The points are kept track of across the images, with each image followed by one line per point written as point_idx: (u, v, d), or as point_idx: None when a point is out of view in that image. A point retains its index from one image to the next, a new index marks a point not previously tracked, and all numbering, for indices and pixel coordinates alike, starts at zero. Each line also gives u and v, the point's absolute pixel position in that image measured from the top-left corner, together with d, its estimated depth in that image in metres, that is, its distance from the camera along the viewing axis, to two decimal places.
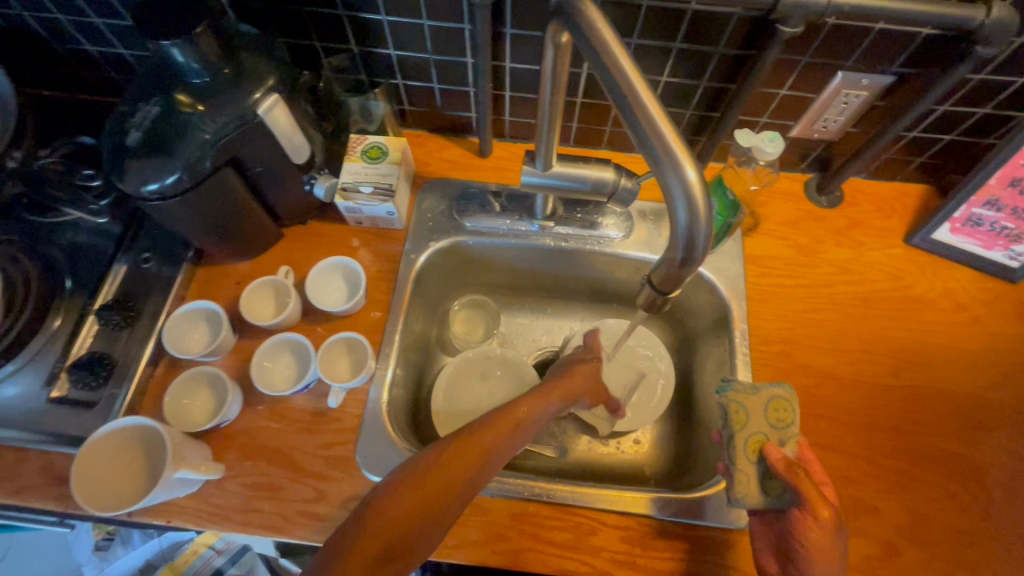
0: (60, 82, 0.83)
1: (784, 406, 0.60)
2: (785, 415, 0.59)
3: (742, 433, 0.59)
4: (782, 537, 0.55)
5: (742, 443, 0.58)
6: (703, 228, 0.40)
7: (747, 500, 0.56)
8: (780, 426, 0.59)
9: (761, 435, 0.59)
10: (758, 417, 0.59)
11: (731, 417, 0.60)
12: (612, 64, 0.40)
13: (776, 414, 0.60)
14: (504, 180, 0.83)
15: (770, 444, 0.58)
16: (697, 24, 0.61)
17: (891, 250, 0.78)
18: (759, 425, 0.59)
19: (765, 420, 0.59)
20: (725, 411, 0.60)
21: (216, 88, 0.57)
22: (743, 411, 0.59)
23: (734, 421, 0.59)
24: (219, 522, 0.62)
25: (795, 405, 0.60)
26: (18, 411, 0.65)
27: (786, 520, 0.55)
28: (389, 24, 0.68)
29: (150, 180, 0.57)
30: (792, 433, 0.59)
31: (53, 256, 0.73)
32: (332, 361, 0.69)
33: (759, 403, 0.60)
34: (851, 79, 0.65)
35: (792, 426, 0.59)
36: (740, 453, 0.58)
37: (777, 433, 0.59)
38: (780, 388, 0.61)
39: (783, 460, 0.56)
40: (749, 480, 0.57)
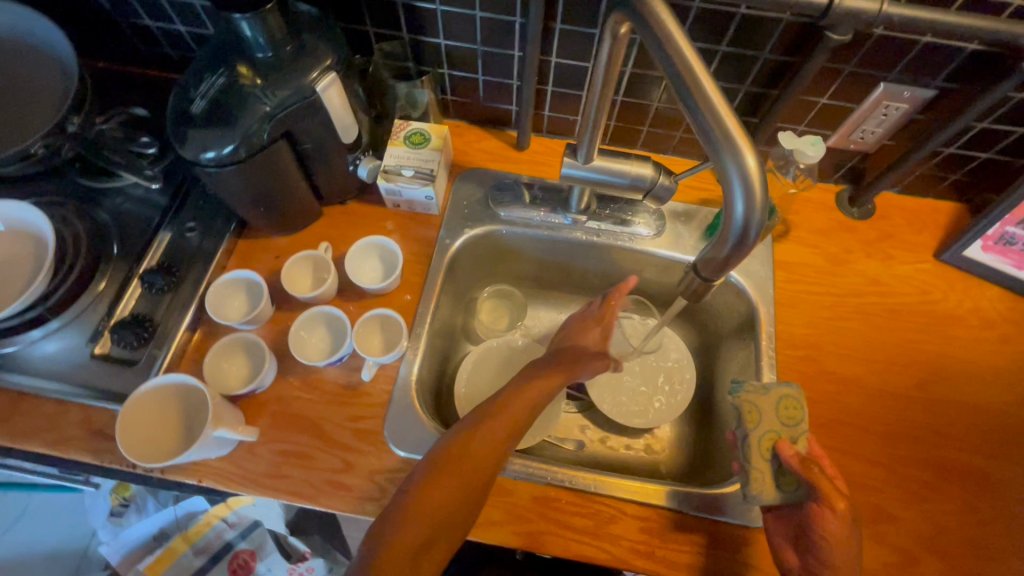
0: (118, 55, 0.87)
1: (794, 404, 0.60)
2: (795, 412, 0.60)
3: (755, 432, 0.59)
4: (799, 531, 0.56)
5: (755, 443, 0.59)
6: (759, 215, 0.41)
7: (763, 497, 0.57)
8: (791, 424, 0.59)
9: (773, 433, 0.59)
10: (768, 416, 0.60)
11: (743, 417, 0.60)
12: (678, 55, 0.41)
13: (786, 412, 0.60)
14: (539, 173, 0.84)
15: (783, 441, 0.58)
16: (745, 27, 0.62)
17: (921, 264, 0.78)
18: (771, 424, 0.59)
19: (776, 419, 0.59)
20: (737, 410, 0.61)
21: (278, 64, 0.59)
22: (755, 410, 0.60)
23: (747, 420, 0.60)
24: (248, 485, 0.63)
25: (804, 403, 0.60)
26: (62, 366, 0.67)
27: (803, 515, 0.56)
28: (441, 13, 0.70)
29: (209, 147, 0.59)
30: (801, 429, 0.59)
31: (102, 219, 0.76)
32: (366, 337, 0.71)
33: (771, 402, 0.60)
34: (893, 91, 0.66)
35: (801, 423, 0.59)
36: (754, 452, 0.58)
37: (789, 431, 0.59)
38: (789, 387, 0.61)
39: (797, 457, 0.57)
40: (764, 477, 0.57)
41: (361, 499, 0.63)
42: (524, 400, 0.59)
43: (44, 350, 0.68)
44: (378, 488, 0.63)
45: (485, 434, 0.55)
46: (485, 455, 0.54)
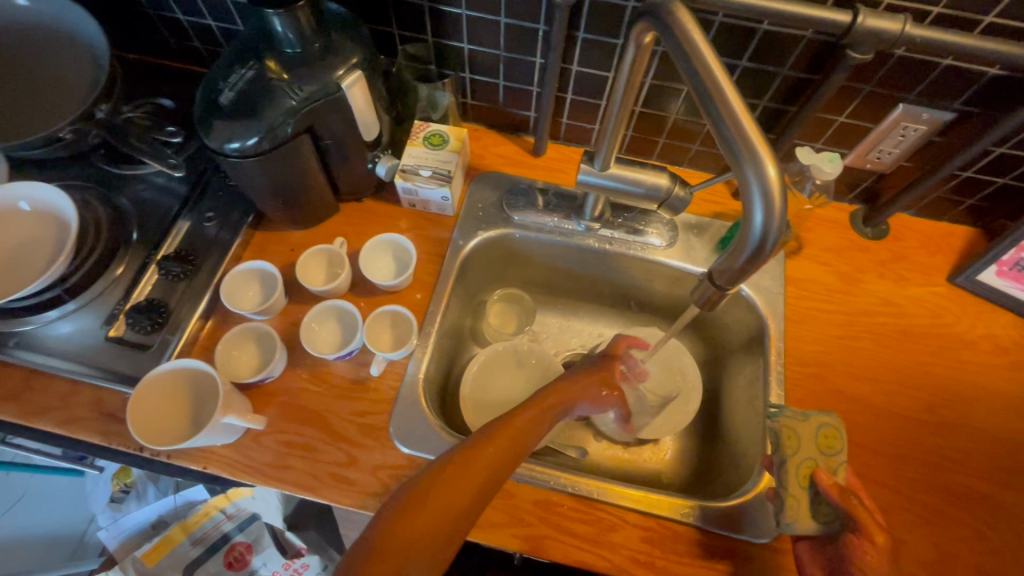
0: (149, 47, 0.89)
1: (833, 434, 0.60)
2: (833, 442, 0.59)
3: (794, 458, 0.58)
4: (832, 563, 0.55)
5: (792, 469, 0.58)
6: (777, 227, 0.41)
7: (797, 525, 0.56)
8: (828, 453, 0.59)
9: (811, 460, 0.58)
10: (807, 442, 0.59)
11: (781, 440, 0.60)
12: (702, 66, 0.42)
13: (825, 441, 0.59)
14: (555, 180, 0.85)
15: (821, 470, 0.58)
16: (767, 43, 0.63)
17: (934, 287, 0.78)
18: (808, 450, 0.59)
19: (815, 447, 0.59)
20: (775, 434, 0.60)
21: (305, 60, 0.61)
22: (794, 435, 0.60)
23: (784, 444, 0.59)
24: (252, 474, 0.63)
25: (843, 432, 0.60)
26: (76, 347, 0.68)
27: (839, 545, 0.54)
28: (466, 19, 0.71)
29: (234, 138, 0.60)
30: (840, 460, 0.59)
31: (123, 205, 0.77)
32: (375, 333, 0.71)
33: (810, 430, 0.60)
34: (912, 113, 0.66)
35: (840, 454, 0.59)
36: (791, 478, 0.58)
37: (826, 460, 0.59)
38: (829, 416, 0.61)
39: (835, 486, 0.56)
40: (799, 505, 0.57)
41: (364, 494, 0.63)
42: (508, 434, 0.57)
43: (59, 331, 0.69)
44: (381, 483, 0.63)
45: (474, 461, 0.53)
46: (464, 490, 0.52)
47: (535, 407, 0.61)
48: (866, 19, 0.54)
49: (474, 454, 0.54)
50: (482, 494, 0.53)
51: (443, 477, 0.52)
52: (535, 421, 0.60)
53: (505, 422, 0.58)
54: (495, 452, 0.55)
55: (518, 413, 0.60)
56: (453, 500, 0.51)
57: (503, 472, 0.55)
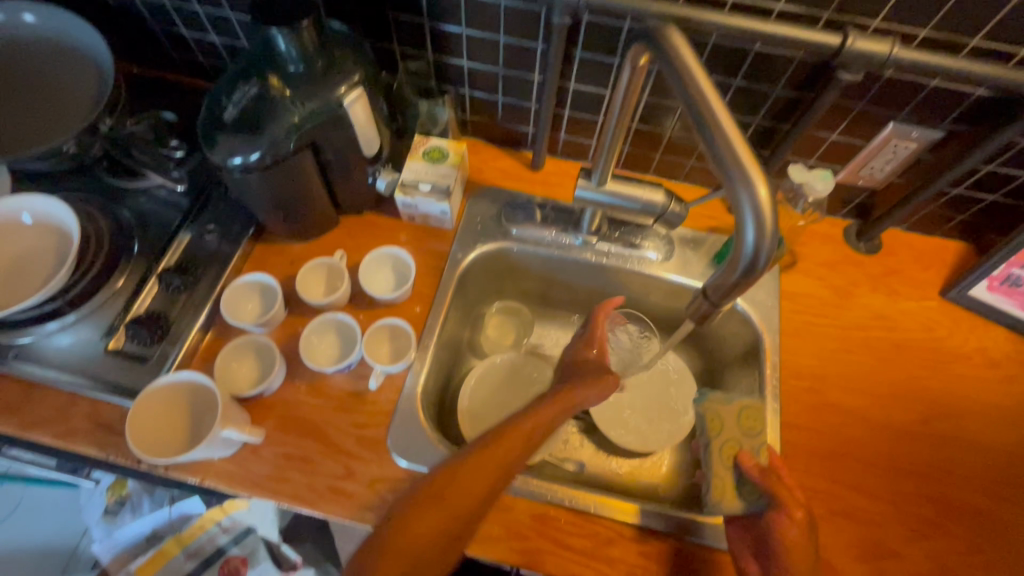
0: (153, 61, 0.90)
1: (754, 415, 0.64)
2: (756, 423, 0.63)
3: (717, 439, 0.63)
4: (759, 541, 0.58)
5: (716, 451, 0.62)
6: (768, 245, 0.42)
7: (724, 504, 0.59)
8: (750, 433, 0.63)
9: (735, 442, 0.62)
10: (730, 424, 0.64)
11: (708, 424, 0.64)
12: (696, 88, 0.43)
13: (748, 424, 0.63)
14: (552, 194, 0.86)
15: (744, 451, 0.61)
16: (759, 63, 0.65)
17: (927, 301, 0.79)
18: (731, 433, 0.63)
19: (736, 428, 0.63)
20: (703, 419, 0.65)
21: (308, 77, 0.62)
22: (717, 418, 0.64)
23: (710, 427, 0.64)
24: (249, 487, 0.63)
25: (764, 412, 0.64)
26: (76, 359, 0.69)
27: (763, 523, 0.57)
28: (466, 37, 0.73)
29: (236, 153, 0.61)
30: (762, 440, 0.62)
31: (124, 217, 0.78)
32: (374, 346, 0.72)
33: (731, 413, 0.64)
34: (902, 131, 0.68)
35: (761, 433, 0.62)
36: (716, 460, 0.62)
37: (750, 440, 0.62)
38: (751, 398, 0.65)
39: (756, 466, 0.60)
40: (724, 485, 0.60)
41: (362, 507, 0.63)
42: (504, 444, 0.54)
43: (59, 343, 0.70)
44: (379, 496, 0.63)
45: (497, 450, 0.54)
46: (465, 497, 0.51)
47: (556, 401, 0.60)
48: (855, 41, 0.55)
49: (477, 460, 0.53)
50: (485, 500, 0.52)
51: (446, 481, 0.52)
52: (543, 422, 0.58)
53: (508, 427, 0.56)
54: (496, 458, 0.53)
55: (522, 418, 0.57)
56: (455, 504, 0.51)
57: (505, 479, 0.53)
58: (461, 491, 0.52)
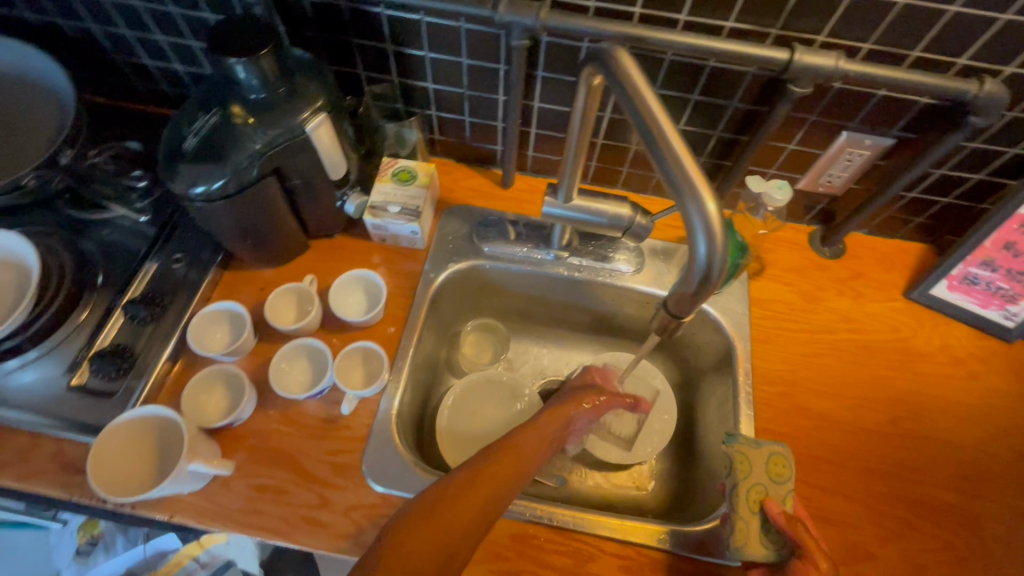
0: (117, 91, 0.90)
1: (782, 461, 0.60)
2: (784, 470, 0.60)
3: (745, 482, 0.59)
4: None
5: (743, 494, 0.59)
6: (720, 259, 0.43)
7: (748, 550, 0.57)
8: (779, 481, 0.59)
9: (762, 488, 0.59)
10: (760, 468, 0.60)
11: (735, 465, 0.60)
12: (645, 108, 0.44)
13: (775, 469, 0.60)
14: (523, 211, 0.87)
15: (770, 498, 0.58)
16: (714, 79, 0.67)
17: (891, 302, 0.81)
18: (760, 477, 0.59)
19: (766, 474, 0.59)
20: (729, 459, 0.61)
21: (270, 105, 0.62)
22: (746, 460, 0.60)
23: (738, 469, 0.60)
24: (220, 521, 0.62)
25: (793, 462, 0.61)
26: (38, 397, 0.67)
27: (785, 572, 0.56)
28: (430, 59, 0.73)
29: (199, 182, 0.61)
30: (789, 488, 0.59)
31: (87, 249, 0.76)
32: (347, 370, 0.71)
33: (761, 457, 0.60)
34: (855, 139, 0.70)
35: (789, 482, 0.59)
36: (741, 502, 0.59)
37: (777, 488, 0.59)
38: (780, 445, 0.61)
39: (783, 515, 0.57)
40: (749, 530, 0.57)
41: (337, 536, 0.62)
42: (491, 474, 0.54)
43: (20, 381, 0.68)
44: (354, 524, 0.62)
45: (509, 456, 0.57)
46: (459, 521, 0.50)
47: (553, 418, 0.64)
48: (803, 56, 0.57)
49: (466, 486, 0.53)
50: (476, 527, 0.51)
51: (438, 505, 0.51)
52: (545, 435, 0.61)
53: (484, 462, 0.56)
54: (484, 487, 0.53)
55: (498, 453, 0.57)
56: (447, 528, 0.50)
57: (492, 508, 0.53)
58: (452, 515, 0.51)
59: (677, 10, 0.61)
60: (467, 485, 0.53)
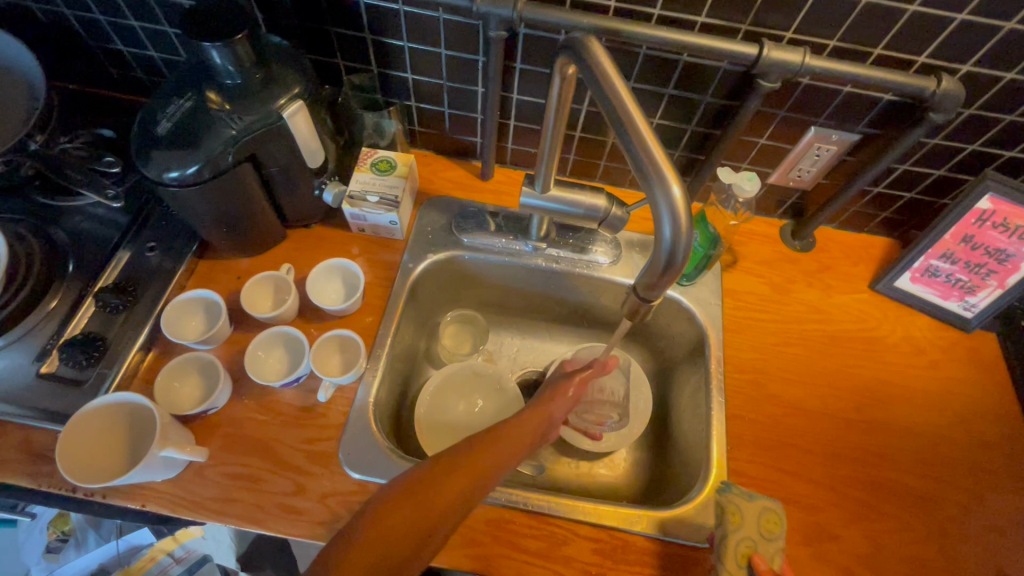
0: (89, 78, 0.88)
1: (775, 519, 0.60)
2: (775, 527, 0.60)
3: (733, 535, 0.59)
4: None
5: (731, 549, 0.59)
6: (684, 244, 0.45)
7: None
8: (769, 538, 0.59)
9: (750, 542, 0.59)
10: (750, 522, 0.60)
11: (726, 516, 0.60)
12: (616, 98, 0.45)
13: (767, 525, 0.60)
14: (502, 202, 0.88)
15: (758, 554, 0.58)
16: (687, 73, 0.68)
17: (858, 294, 0.84)
18: (749, 531, 0.59)
19: (755, 528, 0.60)
20: (721, 509, 0.61)
21: (246, 91, 0.62)
22: (738, 511, 0.60)
23: (728, 520, 0.60)
24: (194, 510, 0.61)
25: (786, 521, 0.61)
26: (4, 385, 0.65)
27: None
28: (409, 50, 0.74)
29: (172, 168, 0.60)
30: (779, 546, 0.59)
31: (58, 237, 0.75)
32: (323, 359, 0.71)
33: (754, 511, 0.60)
34: (823, 134, 0.72)
35: (779, 540, 0.59)
36: (729, 555, 0.59)
37: (766, 545, 0.59)
38: (775, 502, 0.61)
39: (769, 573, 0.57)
40: None
41: (313, 523, 0.62)
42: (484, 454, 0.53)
43: None
44: (331, 511, 0.62)
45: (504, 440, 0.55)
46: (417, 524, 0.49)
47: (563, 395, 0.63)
48: (770, 52, 0.59)
49: (434, 479, 0.51)
50: (455, 512, 0.50)
51: (401, 499, 0.50)
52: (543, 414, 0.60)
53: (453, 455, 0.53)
54: (452, 486, 0.50)
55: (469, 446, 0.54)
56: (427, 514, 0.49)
57: (454, 515, 0.51)
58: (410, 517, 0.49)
59: (651, 5, 0.62)
60: (432, 482, 0.51)
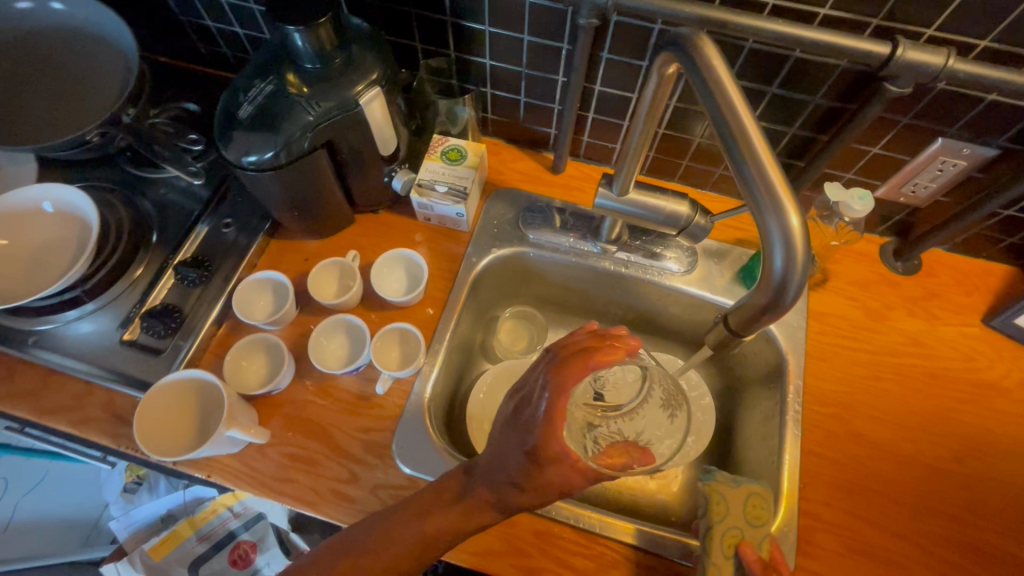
0: (178, 52, 0.90)
1: (760, 504, 0.59)
2: (761, 513, 0.59)
3: (720, 525, 0.58)
4: None
5: (717, 539, 0.57)
6: (796, 278, 0.40)
7: None
8: (756, 525, 0.58)
9: (737, 531, 0.57)
10: (736, 510, 0.59)
11: (710, 508, 0.59)
12: (731, 117, 0.40)
13: (753, 511, 0.59)
14: (573, 198, 0.84)
15: (745, 543, 0.57)
16: (798, 71, 0.61)
17: (967, 328, 0.74)
18: (736, 520, 0.58)
19: (742, 517, 0.58)
20: (706, 500, 0.60)
21: (326, 76, 0.60)
22: (722, 501, 0.59)
23: (712, 512, 0.59)
24: (255, 486, 0.64)
25: (772, 503, 0.59)
26: (93, 347, 0.70)
27: None
28: (489, 34, 0.70)
29: (251, 151, 0.60)
30: (767, 532, 0.58)
31: (144, 207, 0.78)
32: (384, 350, 0.71)
33: (738, 497, 0.59)
34: (951, 147, 0.63)
35: (767, 524, 0.58)
36: (715, 547, 0.57)
37: (754, 531, 0.58)
38: (758, 485, 0.60)
39: (758, 560, 0.55)
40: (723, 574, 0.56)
41: (363, 512, 0.63)
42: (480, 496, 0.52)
43: (77, 331, 0.71)
44: (380, 502, 0.63)
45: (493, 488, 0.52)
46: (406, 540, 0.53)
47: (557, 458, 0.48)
48: (907, 52, 0.51)
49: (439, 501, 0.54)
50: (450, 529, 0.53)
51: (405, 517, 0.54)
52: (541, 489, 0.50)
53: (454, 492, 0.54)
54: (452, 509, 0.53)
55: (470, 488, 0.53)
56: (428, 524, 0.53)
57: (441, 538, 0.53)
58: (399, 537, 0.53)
59: None
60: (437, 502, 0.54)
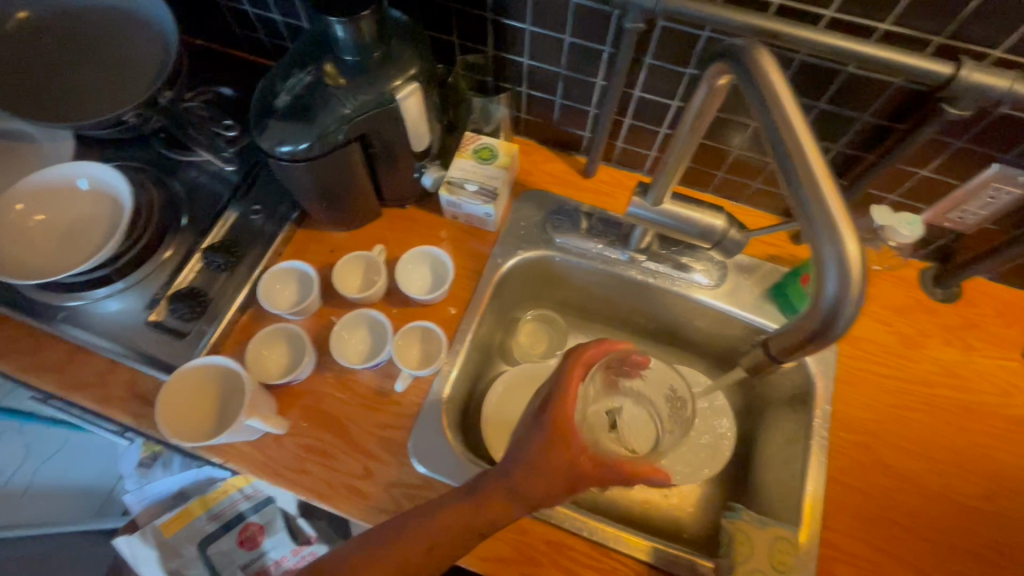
0: (216, 35, 0.90)
1: (787, 550, 0.60)
2: (786, 559, 0.60)
3: (742, 565, 0.60)
4: None
5: None
6: (850, 308, 0.38)
7: None
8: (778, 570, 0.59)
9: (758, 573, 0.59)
10: (761, 552, 0.60)
11: (735, 544, 0.62)
12: (789, 138, 0.39)
13: (779, 556, 0.60)
14: (602, 203, 0.82)
15: None
16: (849, 87, 0.59)
17: (1007, 361, 0.71)
18: (760, 561, 0.59)
19: (765, 559, 0.60)
20: (731, 537, 0.64)
21: (364, 69, 0.60)
22: (747, 538, 0.62)
23: (737, 548, 0.62)
24: (270, 475, 0.64)
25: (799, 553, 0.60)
26: (120, 326, 0.70)
27: None
28: (529, 33, 0.69)
29: (285, 142, 0.60)
30: None
31: (176, 190, 0.79)
32: (405, 347, 0.71)
33: (764, 538, 0.61)
34: (1005, 174, 0.60)
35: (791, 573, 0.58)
36: None
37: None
38: (787, 530, 0.62)
39: None
40: None
41: (376, 509, 0.62)
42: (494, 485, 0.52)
43: (106, 308, 0.71)
44: (393, 500, 0.63)
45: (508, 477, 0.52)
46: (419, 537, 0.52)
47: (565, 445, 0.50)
48: (970, 73, 0.49)
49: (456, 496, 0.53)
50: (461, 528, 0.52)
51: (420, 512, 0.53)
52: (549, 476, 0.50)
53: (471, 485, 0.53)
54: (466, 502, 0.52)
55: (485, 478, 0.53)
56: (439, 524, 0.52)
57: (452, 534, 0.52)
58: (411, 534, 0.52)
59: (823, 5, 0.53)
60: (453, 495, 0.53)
